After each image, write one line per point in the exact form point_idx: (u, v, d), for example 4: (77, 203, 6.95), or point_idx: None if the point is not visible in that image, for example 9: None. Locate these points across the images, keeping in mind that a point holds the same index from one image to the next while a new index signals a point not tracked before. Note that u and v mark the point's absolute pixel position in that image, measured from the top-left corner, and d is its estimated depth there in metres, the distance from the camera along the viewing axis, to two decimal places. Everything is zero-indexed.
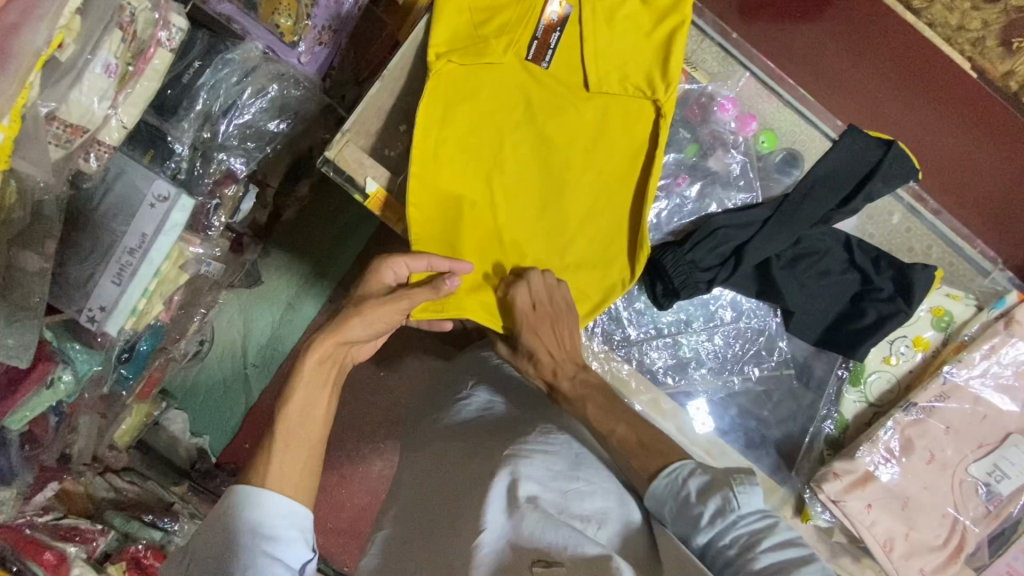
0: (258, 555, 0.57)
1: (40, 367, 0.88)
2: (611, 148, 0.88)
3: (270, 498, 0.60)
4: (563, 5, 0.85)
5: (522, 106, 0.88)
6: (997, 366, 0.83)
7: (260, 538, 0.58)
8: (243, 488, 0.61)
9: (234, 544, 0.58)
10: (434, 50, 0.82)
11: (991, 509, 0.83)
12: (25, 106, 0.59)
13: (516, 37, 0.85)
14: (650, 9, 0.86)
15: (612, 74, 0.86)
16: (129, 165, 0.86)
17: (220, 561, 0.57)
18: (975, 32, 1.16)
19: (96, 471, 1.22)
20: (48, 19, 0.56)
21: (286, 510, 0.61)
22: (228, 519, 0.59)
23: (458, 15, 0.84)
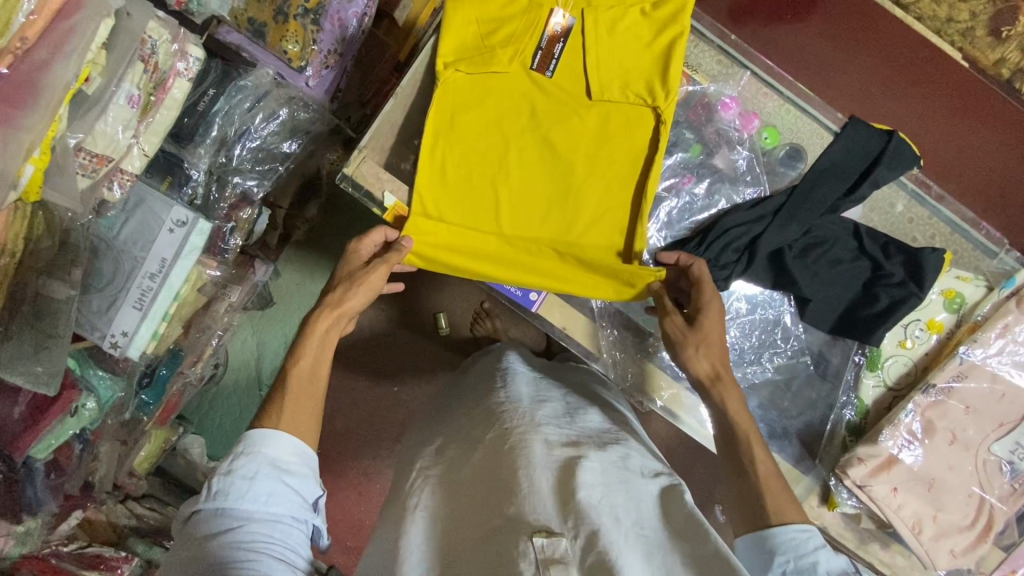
0: (277, 487, 0.60)
1: (65, 395, 0.89)
2: (613, 152, 0.90)
3: (281, 442, 0.63)
4: (566, 17, 0.88)
5: (526, 113, 0.90)
6: (1012, 344, 0.84)
7: (276, 470, 0.61)
8: (255, 432, 0.63)
9: (255, 480, 0.60)
10: (441, 60, 0.88)
11: (1016, 486, 0.83)
12: (55, 137, 0.62)
13: (521, 47, 0.88)
14: (650, 20, 0.88)
15: (614, 82, 0.88)
16: (149, 193, 0.89)
17: (240, 496, 0.59)
18: (963, 23, 1.18)
19: (117, 500, 1.22)
20: (76, 54, 0.59)
21: (297, 448, 0.64)
22: (249, 460, 0.61)
23: (466, 27, 0.88)
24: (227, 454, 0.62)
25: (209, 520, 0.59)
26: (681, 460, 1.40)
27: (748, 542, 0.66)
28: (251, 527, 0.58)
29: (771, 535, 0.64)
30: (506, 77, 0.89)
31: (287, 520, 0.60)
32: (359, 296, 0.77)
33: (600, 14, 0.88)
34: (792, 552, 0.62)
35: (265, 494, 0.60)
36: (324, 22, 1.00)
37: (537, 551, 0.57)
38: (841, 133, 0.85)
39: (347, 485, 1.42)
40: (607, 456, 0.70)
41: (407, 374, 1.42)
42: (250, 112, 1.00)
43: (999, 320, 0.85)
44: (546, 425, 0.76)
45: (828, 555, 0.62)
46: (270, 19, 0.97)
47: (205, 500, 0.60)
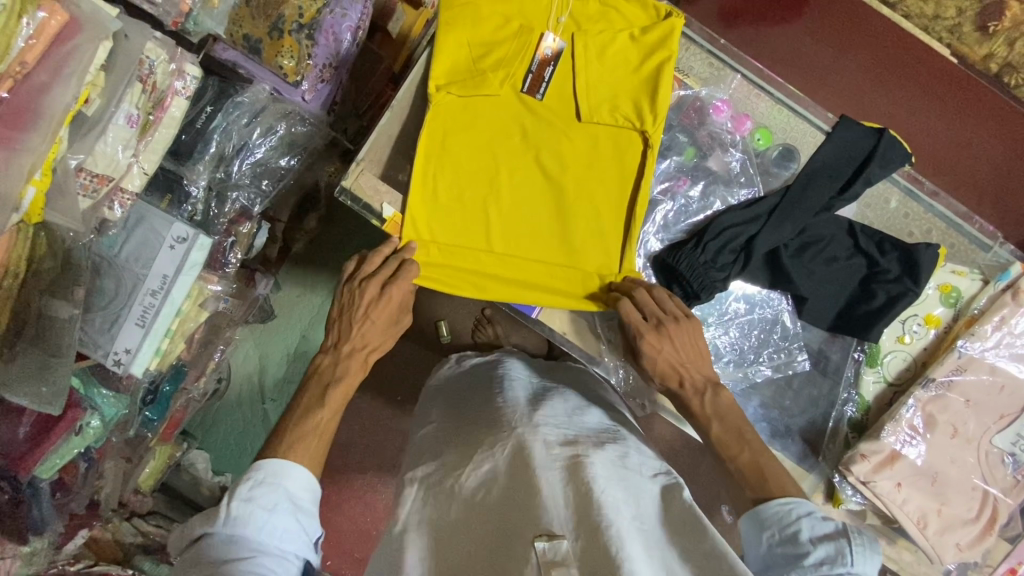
0: (292, 522, 0.63)
1: (70, 415, 0.89)
2: (603, 173, 0.91)
3: (302, 475, 0.66)
4: (556, 40, 0.89)
5: (517, 136, 0.91)
6: (1009, 336, 0.84)
7: (292, 503, 0.64)
8: (277, 462, 0.66)
9: (274, 512, 0.62)
10: (434, 82, 0.88)
11: (1019, 478, 0.84)
12: (56, 159, 0.63)
13: (512, 70, 0.89)
14: (639, 44, 0.90)
15: (603, 105, 0.89)
16: (149, 211, 0.89)
17: (255, 527, 0.60)
18: (952, 20, 1.16)
19: (123, 517, 1.22)
20: (75, 76, 0.59)
21: (311, 485, 0.67)
22: (268, 489, 0.63)
23: (458, 50, 0.89)
24: (245, 480, 0.64)
25: (219, 547, 0.60)
26: (686, 461, 1.40)
27: (747, 522, 0.70)
28: (262, 560, 0.59)
29: (761, 509, 0.69)
30: (497, 98, 0.90)
31: (293, 557, 0.62)
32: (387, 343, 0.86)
33: (590, 38, 0.89)
34: (778, 524, 0.66)
35: (280, 528, 0.61)
36: (318, 36, 0.98)
37: (539, 557, 0.56)
38: (832, 132, 0.86)
39: (352, 496, 1.42)
40: (604, 454, 0.71)
41: (409, 384, 1.42)
42: (247, 127, 1.01)
43: (996, 313, 0.85)
44: (545, 425, 0.77)
45: (812, 523, 0.64)
46: (265, 33, 0.95)
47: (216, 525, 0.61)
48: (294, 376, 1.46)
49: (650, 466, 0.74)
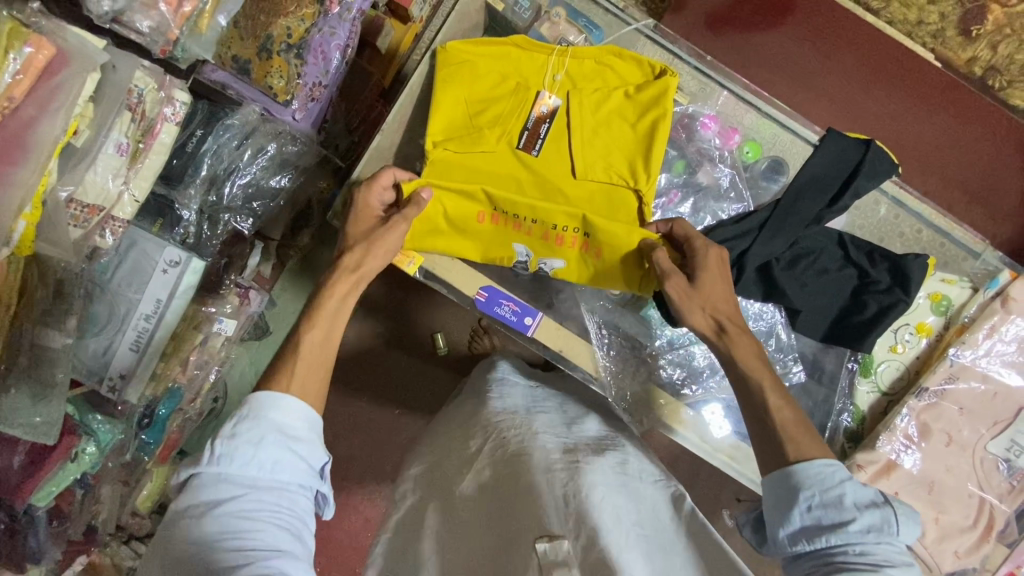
0: (284, 453, 0.61)
1: (65, 442, 0.88)
2: (600, 221, 0.90)
3: (293, 405, 0.64)
4: (552, 98, 0.91)
5: (513, 189, 0.91)
6: (1001, 343, 0.85)
7: (284, 434, 0.62)
8: (264, 397, 0.64)
9: (262, 446, 0.60)
10: (430, 139, 0.89)
11: (1015, 484, 0.84)
12: (45, 192, 0.62)
13: (508, 127, 0.91)
14: (634, 102, 0.91)
15: (598, 164, 0.90)
16: (140, 236, 0.89)
17: (244, 463, 0.59)
18: (932, 25, 1.10)
19: (121, 540, 1.23)
20: (63, 109, 0.59)
21: (305, 414, 0.64)
22: (254, 424, 0.61)
23: (455, 106, 0.90)
24: (232, 416, 0.62)
25: (210, 486, 0.59)
26: (686, 467, 1.40)
27: (774, 477, 0.65)
28: (255, 495, 0.59)
29: (795, 470, 0.63)
30: (494, 155, 0.91)
31: (292, 484, 0.61)
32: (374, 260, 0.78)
33: (585, 96, 0.91)
34: (818, 485, 0.62)
35: (271, 461, 0.60)
36: (307, 56, 0.99)
37: (540, 557, 0.56)
38: (821, 144, 0.87)
39: (352, 511, 1.42)
40: (601, 461, 0.72)
41: (407, 398, 1.42)
42: (238, 149, 1.01)
43: (987, 321, 0.86)
44: (545, 433, 0.79)
45: (855, 487, 0.61)
46: (254, 54, 0.92)
47: (206, 462, 0.59)
48: None
49: (650, 471, 0.76)
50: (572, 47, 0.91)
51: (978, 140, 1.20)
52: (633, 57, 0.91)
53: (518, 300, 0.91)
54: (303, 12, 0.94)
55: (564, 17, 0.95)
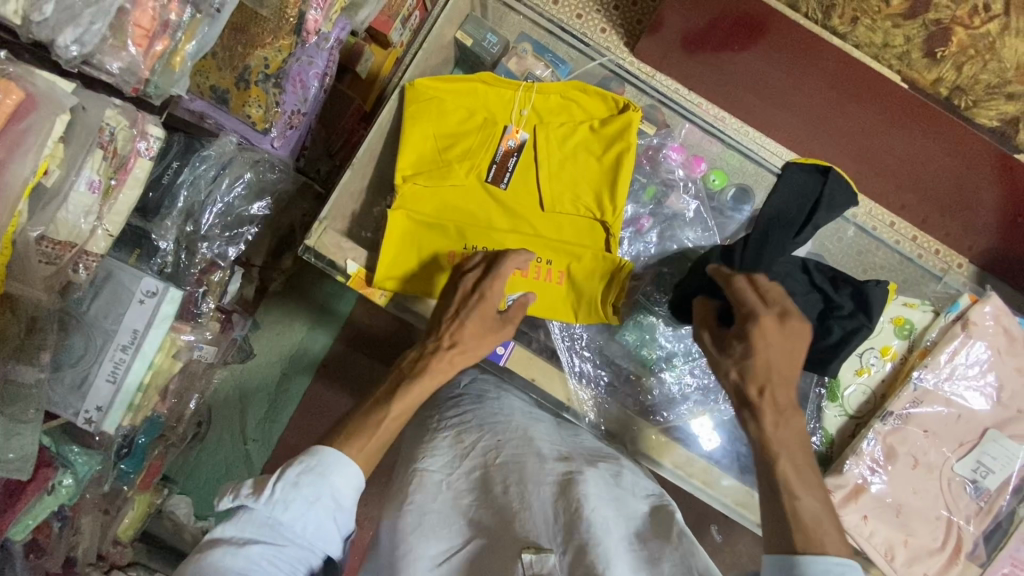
0: (328, 519, 0.65)
1: (41, 474, 0.90)
2: (570, 246, 0.92)
3: (354, 473, 0.67)
4: (518, 132, 0.94)
5: (483, 219, 0.93)
6: (963, 366, 0.87)
7: (333, 500, 0.65)
8: (332, 456, 0.66)
9: (312, 507, 0.63)
10: (400, 174, 0.91)
11: (981, 504, 0.86)
12: (15, 233, 0.63)
13: (477, 161, 0.93)
14: (599, 136, 0.94)
15: (565, 196, 0.93)
16: (117, 267, 0.90)
17: (292, 515, 0.63)
18: (900, 48, 1.09)
19: (102, 570, 1.18)
20: (33, 152, 0.60)
21: (357, 486, 0.67)
22: (314, 483, 0.64)
23: (424, 141, 0.93)
24: (298, 463, 0.65)
25: (256, 523, 0.63)
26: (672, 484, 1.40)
27: (774, 561, 0.62)
28: (292, 547, 0.63)
29: (803, 561, 0.60)
30: (463, 188, 0.93)
31: (319, 547, 0.64)
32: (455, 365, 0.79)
33: (550, 131, 0.94)
34: None
35: (313, 522, 0.63)
36: (285, 83, 0.99)
37: (525, 566, 0.61)
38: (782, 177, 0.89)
39: None
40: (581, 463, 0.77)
41: None
42: (214, 180, 1.02)
43: (947, 346, 0.87)
44: (543, 441, 0.82)
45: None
46: (232, 84, 0.95)
47: (261, 502, 0.63)
48: (276, 415, 1.44)
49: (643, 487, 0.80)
50: (538, 83, 0.95)
51: (948, 158, 1.20)
52: (597, 92, 0.95)
53: None
54: (280, 44, 0.92)
55: (531, 53, 0.99)
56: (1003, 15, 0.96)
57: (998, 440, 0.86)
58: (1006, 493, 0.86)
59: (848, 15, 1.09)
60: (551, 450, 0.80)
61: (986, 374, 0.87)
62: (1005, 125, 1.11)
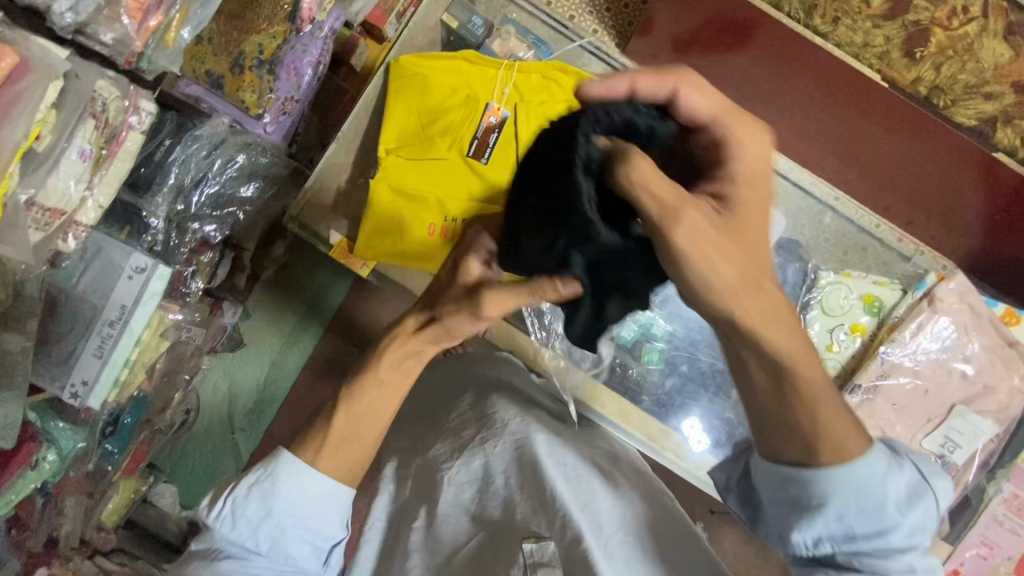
0: (290, 533, 0.65)
1: (25, 449, 0.89)
2: None
3: (317, 483, 0.66)
4: (500, 109, 0.96)
5: (464, 191, 0.95)
6: (927, 341, 0.94)
7: (287, 512, 0.65)
8: (285, 466, 0.66)
9: (268, 519, 0.64)
10: (382, 147, 0.97)
11: (950, 478, 0.92)
12: (5, 195, 0.64)
13: (459, 136, 0.96)
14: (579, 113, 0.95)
15: None
16: (107, 242, 0.91)
17: (250, 530, 0.64)
18: (880, 47, 1.12)
19: (85, 556, 1.16)
20: (25, 115, 0.61)
21: (323, 492, 0.66)
22: (267, 496, 0.65)
23: (407, 117, 0.97)
24: (248, 476, 0.65)
25: (224, 542, 0.64)
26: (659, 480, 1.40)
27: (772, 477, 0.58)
28: (261, 561, 0.64)
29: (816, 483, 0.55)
30: (444, 162, 0.96)
31: (291, 559, 0.65)
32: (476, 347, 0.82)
33: (532, 109, 0.97)
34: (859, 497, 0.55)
35: (274, 534, 0.64)
36: (279, 71, 1.03)
37: (527, 556, 0.65)
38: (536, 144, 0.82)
39: None
40: (562, 453, 0.78)
41: None
42: (207, 158, 1.03)
43: (915, 320, 0.95)
44: (536, 426, 0.83)
45: (896, 481, 0.56)
46: (227, 70, 0.98)
47: (219, 521, 0.64)
48: (267, 403, 1.45)
49: (634, 474, 0.84)
50: (520, 62, 0.98)
51: (931, 157, 1.19)
52: (579, 72, 0.97)
53: None
54: (276, 29, 0.96)
55: (514, 35, 1.03)
56: (979, 17, 1.00)
57: (964, 415, 0.92)
58: (973, 467, 0.92)
59: (830, 14, 1.12)
60: (544, 431, 0.82)
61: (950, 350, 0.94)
62: (984, 125, 1.14)
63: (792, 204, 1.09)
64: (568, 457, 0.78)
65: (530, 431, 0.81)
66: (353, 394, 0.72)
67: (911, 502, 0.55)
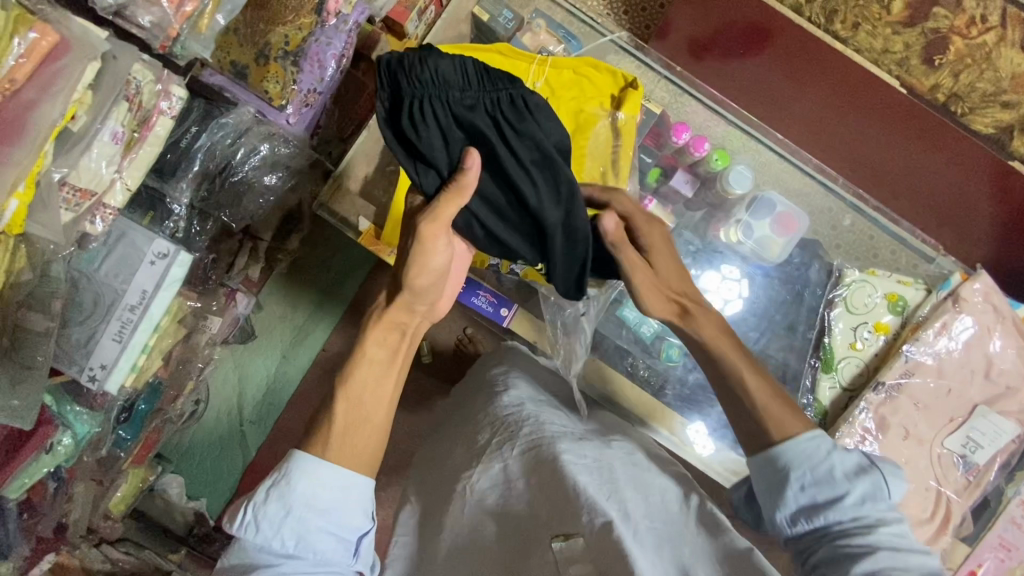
0: (318, 533, 0.62)
1: (42, 431, 0.88)
2: None
3: (330, 473, 0.64)
4: None
5: None
6: (950, 341, 0.95)
7: (310, 510, 0.62)
8: (302, 464, 0.63)
9: (290, 519, 0.62)
10: None
11: (970, 479, 0.93)
12: (40, 173, 0.65)
13: None
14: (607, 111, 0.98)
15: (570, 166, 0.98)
16: (131, 227, 0.92)
17: (274, 532, 0.61)
18: (899, 54, 1.10)
19: (91, 544, 1.20)
20: (63, 94, 0.62)
21: (348, 485, 0.64)
22: (284, 496, 0.62)
23: None
24: (267, 479, 0.63)
25: (253, 548, 0.62)
26: None
27: (760, 462, 0.69)
28: (290, 564, 0.62)
29: (779, 453, 0.67)
30: None
31: (321, 557, 0.62)
32: (446, 304, 0.82)
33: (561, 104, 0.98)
34: (807, 463, 0.65)
35: (300, 536, 0.62)
36: (303, 64, 1.01)
37: (556, 553, 0.66)
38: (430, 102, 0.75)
39: None
40: (584, 448, 0.78)
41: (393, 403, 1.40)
42: (231, 147, 1.05)
43: (938, 319, 0.96)
44: (552, 423, 0.84)
45: (841, 456, 0.65)
46: (252, 60, 0.98)
47: (242, 525, 0.62)
48: (278, 395, 1.45)
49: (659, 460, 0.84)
50: (552, 57, 0.98)
51: (946, 167, 1.17)
52: (608, 69, 0.99)
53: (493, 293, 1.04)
54: (301, 21, 0.98)
55: (544, 29, 1.04)
56: (997, 28, 1.02)
57: (987, 416, 0.93)
58: (994, 467, 0.94)
59: (850, 20, 1.12)
60: (564, 432, 0.81)
61: (973, 351, 0.95)
62: (1002, 133, 1.10)
63: (811, 207, 1.10)
64: (587, 450, 0.78)
65: (545, 425, 0.83)
66: (348, 378, 0.69)
67: (858, 472, 0.63)
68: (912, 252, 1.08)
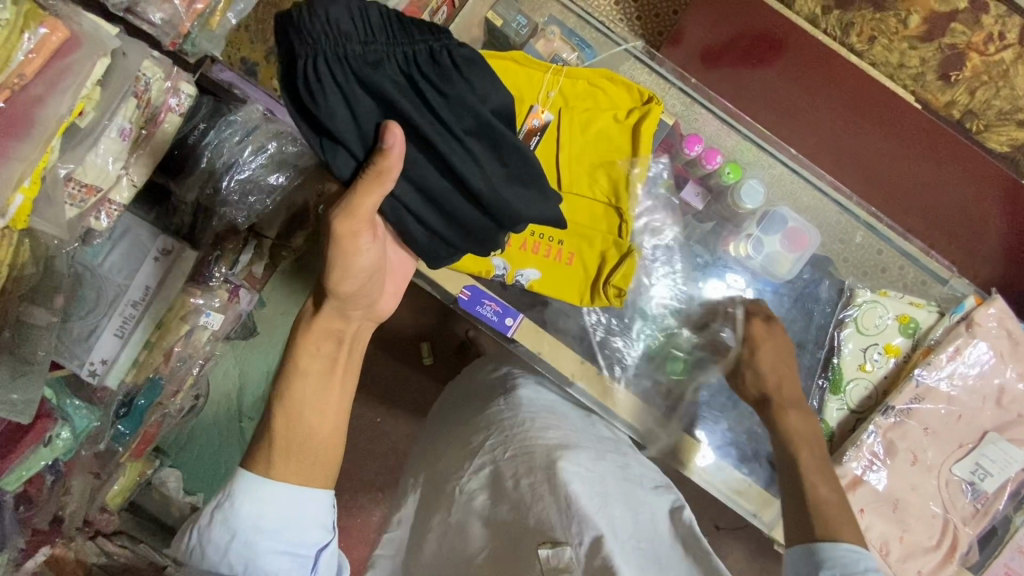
0: (266, 552, 0.66)
1: (40, 423, 0.86)
2: (580, 228, 0.99)
3: (269, 494, 0.67)
4: (544, 113, 0.95)
5: None
6: (963, 366, 0.94)
7: (253, 531, 0.65)
8: (242, 486, 0.67)
9: (234, 541, 0.65)
10: None
11: (979, 506, 0.92)
12: (46, 168, 0.64)
13: None
14: (621, 126, 0.97)
15: (582, 178, 0.99)
16: (136, 224, 0.94)
17: (221, 551, 0.65)
18: (915, 69, 1.09)
19: (87, 536, 1.18)
20: (71, 91, 0.61)
21: (290, 504, 0.67)
22: (228, 521, 0.66)
23: None
24: (212, 503, 0.68)
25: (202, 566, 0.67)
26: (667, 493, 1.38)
27: (801, 553, 0.75)
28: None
29: (823, 548, 0.73)
30: None
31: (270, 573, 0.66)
32: (388, 302, 0.80)
33: (574, 113, 0.96)
34: (840, 566, 0.70)
35: (246, 556, 0.65)
36: None
37: (544, 562, 0.65)
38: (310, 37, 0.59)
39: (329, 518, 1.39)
40: (578, 460, 0.76)
41: (392, 406, 1.39)
42: (239, 145, 1.04)
43: (950, 343, 0.94)
44: (545, 431, 0.83)
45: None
46: None
47: (192, 546, 0.67)
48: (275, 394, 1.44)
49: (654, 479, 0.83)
50: (566, 67, 0.96)
51: (957, 182, 1.14)
52: (623, 81, 0.97)
53: (500, 301, 0.97)
54: None
55: (558, 35, 1.03)
56: (1017, 44, 0.97)
57: (997, 443, 0.92)
58: (1003, 496, 0.92)
59: (866, 33, 1.10)
60: (559, 443, 0.80)
61: (986, 377, 0.94)
62: (1015, 152, 1.10)
63: (822, 222, 1.08)
64: (584, 462, 0.76)
65: (541, 436, 0.81)
66: (285, 397, 0.71)
67: None
68: (921, 272, 1.07)
